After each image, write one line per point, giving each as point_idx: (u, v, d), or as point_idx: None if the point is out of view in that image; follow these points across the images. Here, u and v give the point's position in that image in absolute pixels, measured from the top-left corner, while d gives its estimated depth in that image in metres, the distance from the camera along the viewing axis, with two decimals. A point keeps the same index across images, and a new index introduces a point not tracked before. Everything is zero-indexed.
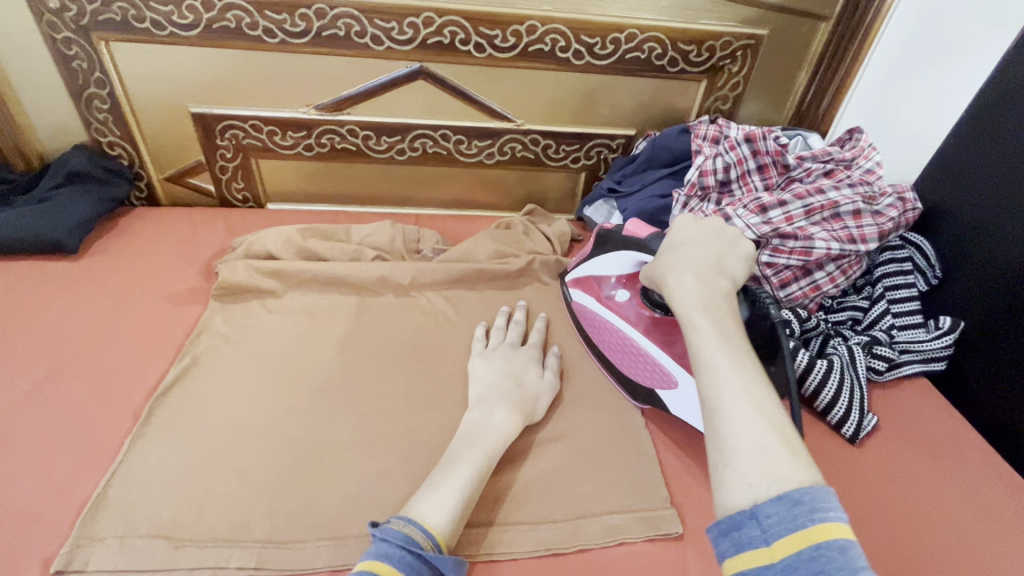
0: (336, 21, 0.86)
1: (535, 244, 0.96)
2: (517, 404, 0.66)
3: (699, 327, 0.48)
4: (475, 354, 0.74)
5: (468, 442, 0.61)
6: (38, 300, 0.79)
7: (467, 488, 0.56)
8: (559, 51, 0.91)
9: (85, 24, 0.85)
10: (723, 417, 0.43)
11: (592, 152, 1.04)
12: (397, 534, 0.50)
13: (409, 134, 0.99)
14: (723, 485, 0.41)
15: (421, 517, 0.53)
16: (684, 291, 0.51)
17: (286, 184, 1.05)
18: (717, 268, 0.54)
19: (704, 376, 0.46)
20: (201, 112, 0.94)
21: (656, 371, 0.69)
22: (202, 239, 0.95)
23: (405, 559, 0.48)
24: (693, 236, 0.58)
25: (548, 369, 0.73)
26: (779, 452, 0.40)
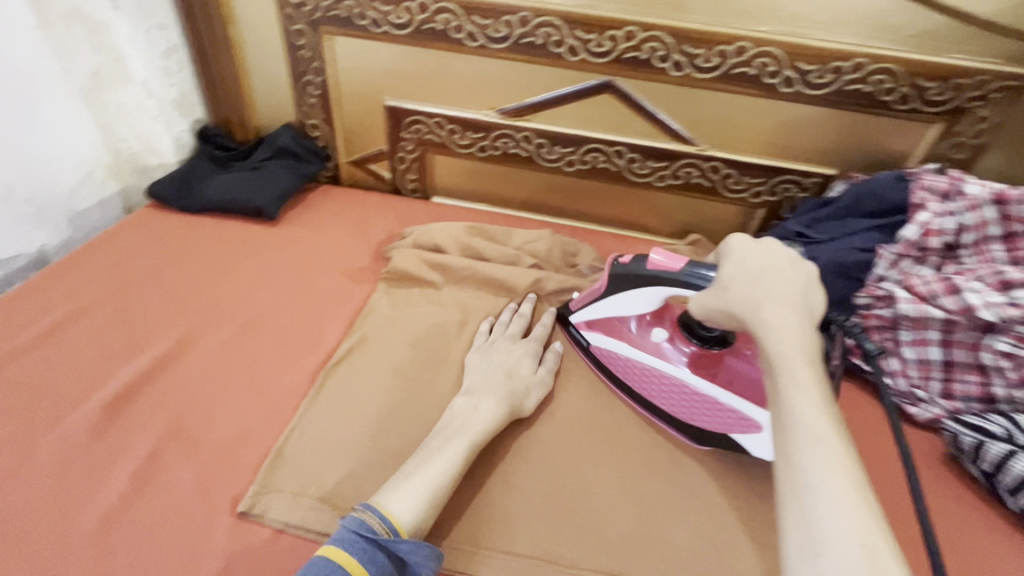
0: (537, 29, 0.86)
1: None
2: (502, 395, 0.65)
3: (799, 384, 0.46)
4: (474, 348, 0.74)
5: (453, 429, 0.61)
6: (241, 257, 0.90)
7: (440, 481, 0.55)
8: (767, 76, 0.83)
9: (317, 18, 0.94)
10: (823, 494, 0.40)
11: (778, 188, 0.94)
12: (353, 520, 0.50)
13: (583, 146, 0.97)
14: (796, 553, 0.39)
15: (381, 504, 0.52)
16: (780, 338, 0.49)
17: (455, 180, 1.09)
18: (803, 314, 0.52)
19: (803, 442, 0.43)
20: (394, 104, 1.00)
21: (716, 409, 0.67)
22: (376, 222, 1.01)
23: (359, 544, 0.48)
24: (765, 264, 0.56)
25: (543, 366, 0.73)
26: (886, 552, 0.37)
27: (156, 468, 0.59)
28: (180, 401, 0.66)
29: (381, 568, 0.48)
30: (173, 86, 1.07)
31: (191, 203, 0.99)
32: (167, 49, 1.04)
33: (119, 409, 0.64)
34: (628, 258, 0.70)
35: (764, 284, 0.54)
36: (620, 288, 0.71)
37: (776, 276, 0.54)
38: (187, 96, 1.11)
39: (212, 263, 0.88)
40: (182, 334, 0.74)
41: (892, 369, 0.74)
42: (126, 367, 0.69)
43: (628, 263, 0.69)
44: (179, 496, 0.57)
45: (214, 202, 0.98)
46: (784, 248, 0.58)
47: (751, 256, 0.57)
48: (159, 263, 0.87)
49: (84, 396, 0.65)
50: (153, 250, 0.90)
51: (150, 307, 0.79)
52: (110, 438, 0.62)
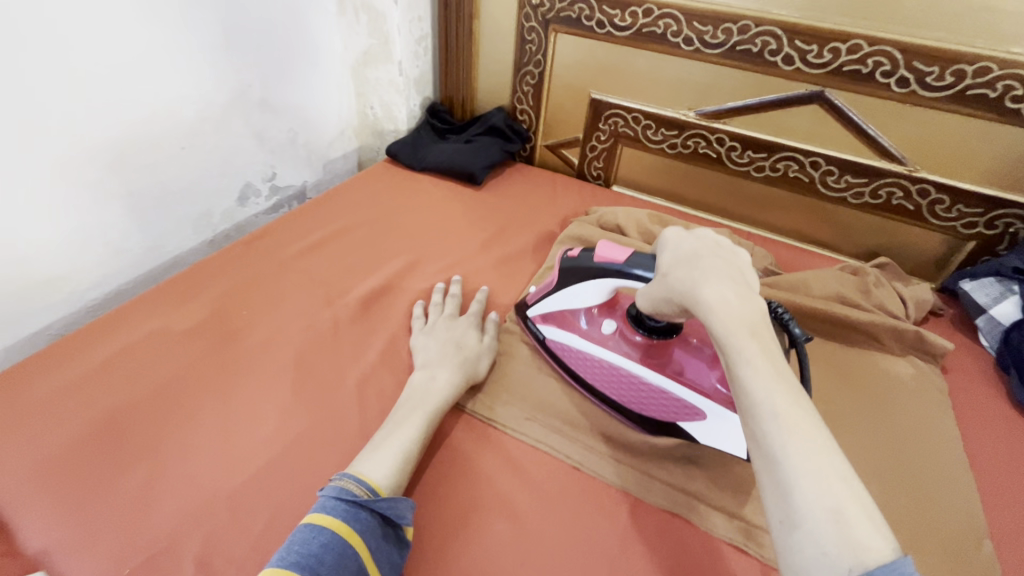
0: (755, 37, 0.91)
1: (884, 302, 0.87)
2: (464, 368, 0.70)
3: (753, 360, 0.39)
4: (416, 330, 0.77)
5: (413, 401, 0.65)
6: (454, 211, 1.08)
7: (409, 445, 0.60)
8: (1010, 100, 0.79)
9: (549, 18, 1.09)
10: (790, 483, 0.35)
11: (997, 222, 0.88)
12: (332, 488, 0.53)
13: (777, 153, 0.99)
14: (796, 562, 0.34)
15: (358, 471, 0.56)
16: (728, 315, 0.42)
17: (638, 173, 1.17)
18: (748, 287, 0.46)
19: (760, 422, 0.37)
20: (598, 98, 1.12)
21: (677, 405, 0.66)
22: (563, 200, 1.14)
23: (339, 507, 0.51)
24: (695, 245, 0.52)
25: (487, 335, 0.77)
26: (862, 525, 0.33)
27: (394, 352, 0.77)
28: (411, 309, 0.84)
29: (364, 520, 0.51)
30: (418, 67, 1.28)
31: (417, 163, 1.20)
32: (422, 36, 1.24)
33: (367, 307, 0.83)
34: (577, 253, 0.71)
35: (698, 260, 0.49)
36: (572, 282, 0.71)
37: (710, 251, 0.50)
38: (425, 76, 1.31)
39: (432, 212, 1.07)
40: (410, 261, 0.93)
41: None
42: (372, 276, 0.89)
43: (575, 256, 0.71)
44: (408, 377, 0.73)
45: (435, 164, 1.18)
46: (712, 237, 0.54)
47: (683, 248, 0.53)
48: (394, 205, 1.08)
49: (344, 293, 0.85)
50: (390, 195, 1.11)
51: (389, 237, 0.99)
52: (364, 324, 0.81)
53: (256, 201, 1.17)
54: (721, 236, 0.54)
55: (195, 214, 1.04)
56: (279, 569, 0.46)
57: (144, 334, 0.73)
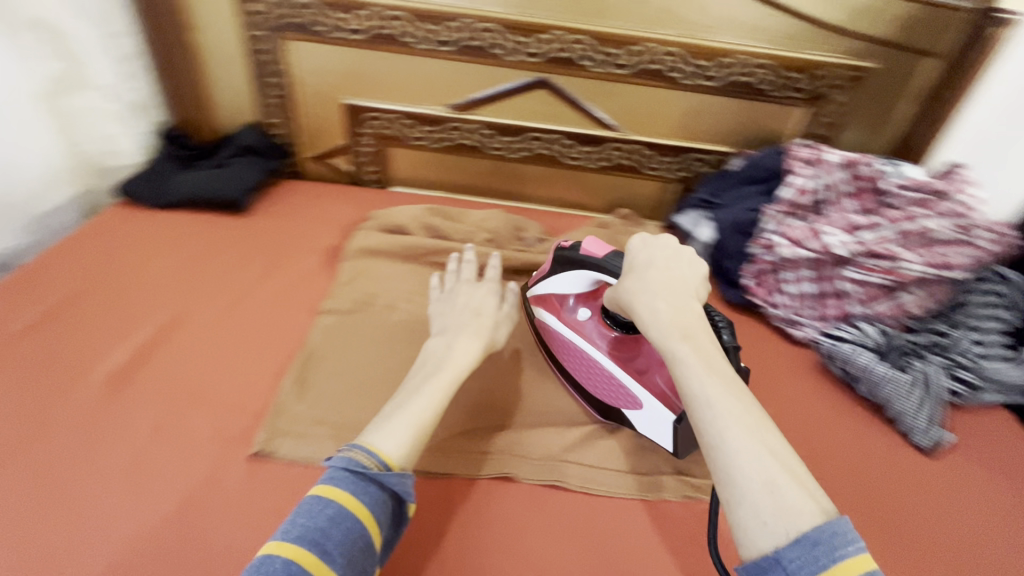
0: (479, 33, 0.99)
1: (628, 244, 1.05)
2: (483, 329, 0.75)
3: (684, 362, 0.55)
4: (435, 299, 0.83)
5: (432, 369, 0.68)
6: (215, 245, 0.98)
7: (431, 407, 0.63)
8: (670, 71, 1.00)
9: (278, 25, 1.03)
10: (731, 461, 0.49)
11: (688, 165, 1.12)
12: (342, 459, 0.56)
13: (524, 134, 1.11)
14: (741, 523, 0.47)
15: (367, 442, 0.58)
16: (661, 327, 0.58)
17: (411, 170, 1.21)
18: (689, 296, 0.61)
19: (701, 410, 0.53)
20: (352, 102, 1.11)
21: (617, 388, 0.73)
22: (340, 211, 1.11)
23: (347, 478, 0.54)
24: (658, 256, 0.65)
25: (506, 303, 0.82)
26: (787, 487, 0.47)
27: (171, 423, 0.68)
28: (180, 369, 0.74)
29: (349, 480, 0.54)
30: (135, 88, 1.11)
31: (161, 199, 1.05)
32: (122, 55, 1.06)
33: (125, 379, 0.72)
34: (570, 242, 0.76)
35: (649, 275, 0.63)
36: (559, 271, 0.77)
37: (665, 266, 0.64)
38: (144, 100, 1.14)
39: (189, 252, 0.95)
40: (170, 314, 0.82)
41: (784, 304, 0.93)
42: (117, 348, 0.76)
43: (568, 246, 0.75)
44: (193, 442, 0.67)
45: (189, 197, 1.05)
46: (671, 241, 0.67)
47: (637, 256, 0.66)
48: (139, 254, 0.93)
49: (91, 370, 0.73)
50: (132, 242, 0.95)
51: (137, 293, 0.85)
52: (121, 405, 0.69)
53: None
54: (683, 245, 0.67)
55: None
56: (291, 544, 0.49)
57: None
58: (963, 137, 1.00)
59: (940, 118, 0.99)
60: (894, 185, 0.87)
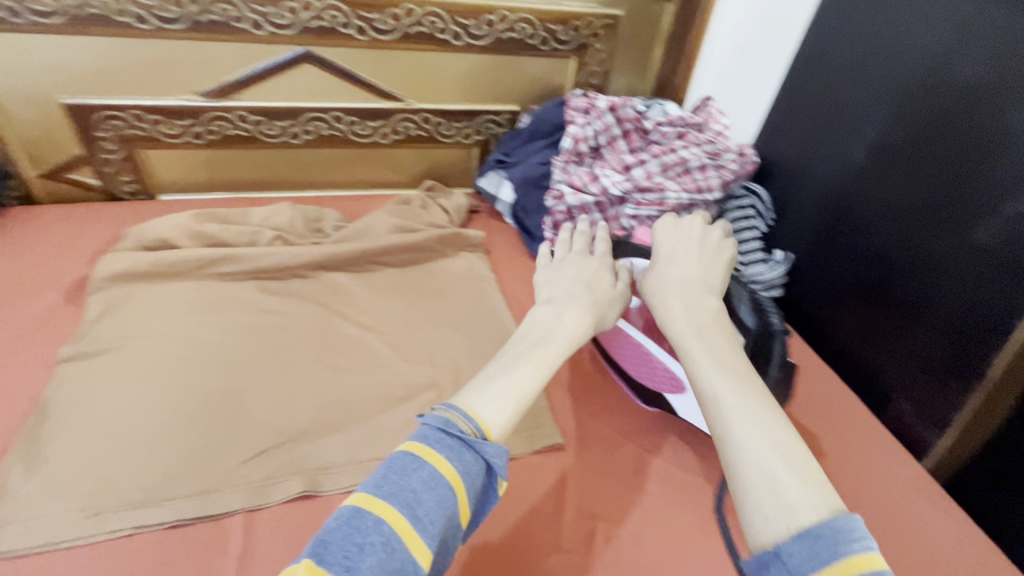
0: (212, 5, 0.87)
1: (432, 220, 1.02)
2: (699, 292, 0.59)
3: (696, 359, 0.52)
4: (542, 268, 0.69)
5: (534, 338, 0.56)
6: None
7: (526, 390, 0.50)
8: (439, 32, 0.96)
9: None
10: (735, 450, 0.45)
11: (483, 127, 1.11)
12: (436, 419, 0.45)
13: (302, 117, 1.01)
14: (744, 518, 0.42)
15: (465, 406, 0.47)
16: (679, 325, 0.56)
17: (179, 175, 1.04)
18: (704, 293, 0.59)
19: (710, 406, 0.48)
20: (76, 103, 0.92)
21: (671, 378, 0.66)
22: (89, 231, 0.93)
23: (445, 441, 0.43)
24: (676, 249, 0.64)
25: (619, 280, 0.67)
26: (787, 481, 0.41)
27: None
28: None
29: (468, 468, 0.42)
30: None
31: None
32: None
33: None
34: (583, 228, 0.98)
35: (662, 271, 0.61)
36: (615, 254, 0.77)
37: (683, 255, 0.63)
38: None
39: None
40: None
41: None
42: None
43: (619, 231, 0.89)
44: None
45: None
46: (693, 228, 0.66)
47: (660, 242, 0.65)
48: None
49: None
50: None
51: None
52: None
53: None
54: (709, 225, 0.67)
55: None
56: (363, 504, 0.39)
57: None
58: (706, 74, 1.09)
59: (688, 57, 1.09)
60: (652, 122, 0.95)
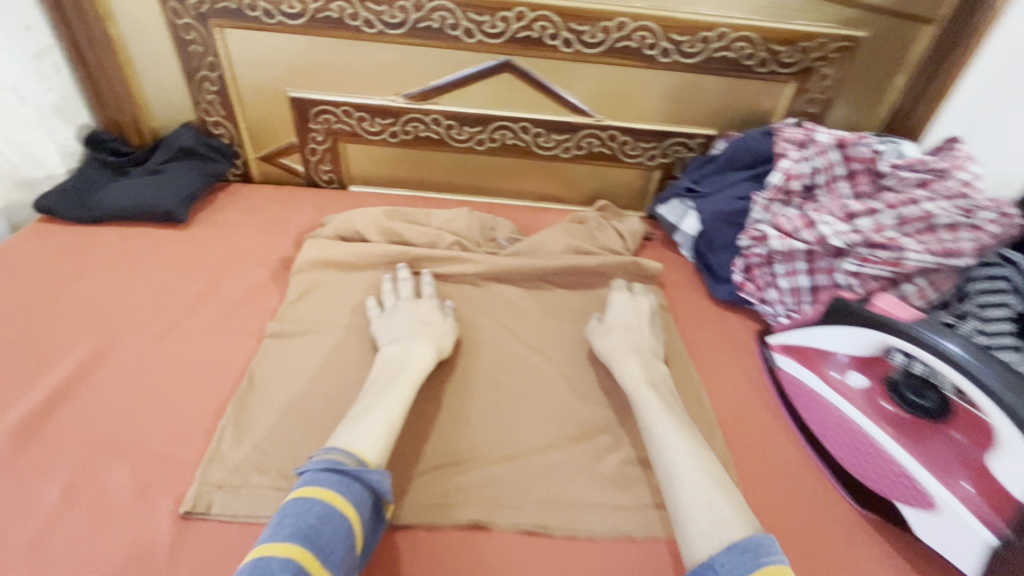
0: (432, 13, 0.89)
1: (605, 244, 0.97)
2: (627, 352, 0.73)
3: (651, 404, 0.64)
4: (375, 318, 0.76)
5: (388, 375, 0.65)
6: (145, 257, 0.89)
7: (393, 413, 0.59)
8: (646, 48, 0.91)
9: (204, 11, 0.91)
10: (677, 475, 0.56)
11: (670, 150, 1.03)
12: (319, 461, 0.53)
13: (490, 125, 1.02)
14: (684, 538, 0.51)
15: (353, 447, 0.54)
16: (636, 380, 0.68)
17: (369, 169, 1.10)
18: (652, 356, 0.74)
19: (657, 445, 0.60)
20: (300, 96, 1.00)
21: (904, 483, 0.60)
22: (293, 214, 1.02)
23: (330, 477, 0.51)
24: (615, 315, 0.80)
25: (447, 317, 0.77)
26: (722, 504, 0.52)
27: (94, 479, 0.59)
28: (72, 415, 0.64)
29: (359, 495, 0.51)
30: (51, 91, 0.98)
31: (90, 214, 0.94)
32: (37, 50, 0.94)
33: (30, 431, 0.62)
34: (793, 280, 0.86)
35: (611, 339, 0.75)
36: (833, 321, 0.69)
37: (636, 317, 0.79)
38: (68, 99, 1.02)
39: (96, 261, 0.87)
40: (96, 343, 0.72)
41: (770, 297, 0.85)
42: None
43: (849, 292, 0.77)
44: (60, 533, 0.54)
45: (116, 209, 0.94)
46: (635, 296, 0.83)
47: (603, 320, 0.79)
48: (37, 260, 0.86)
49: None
50: (30, 243, 0.89)
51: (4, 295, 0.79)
52: None
53: None
54: (633, 286, 0.87)
55: None
56: (280, 543, 0.45)
57: None
58: (959, 112, 0.91)
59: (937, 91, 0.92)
60: (890, 166, 0.80)
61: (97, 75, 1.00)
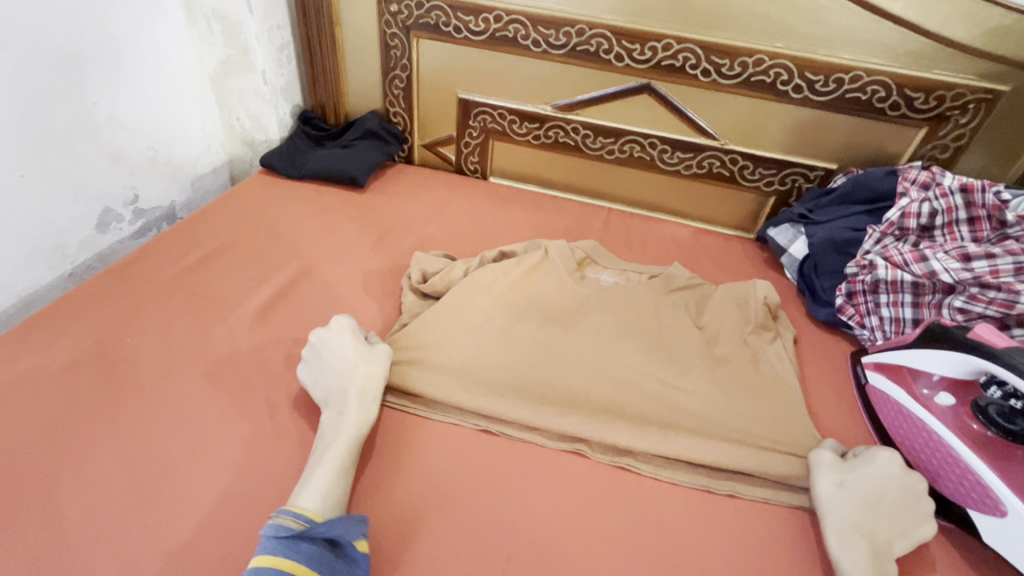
0: (591, 39, 1.05)
1: (774, 365, 0.83)
2: (869, 521, 0.61)
3: None
4: (305, 363, 0.75)
5: (324, 446, 0.65)
6: (335, 211, 1.13)
7: (339, 462, 0.63)
8: (780, 83, 1.00)
9: (409, 24, 1.15)
10: None
11: (787, 179, 1.11)
12: (272, 527, 0.55)
13: (622, 137, 1.15)
14: None
15: (295, 505, 0.58)
16: (857, 563, 0.57)
17: (509, 164, 1.28)
18: (886, 545, 0.60)
19: None
20: (467, 98, 1.21)
21: (977, 492, 0.63)
22: (445, 195, 1.23)
23: (278, 543, 0.54)
24: (876, 486, 0.64)
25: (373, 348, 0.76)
26: None
27: None
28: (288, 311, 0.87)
29: (309, 554, 0.54)
30: (283, 75, 1.27)
31: (296, 171, 1.21)
32: (282, 44, 1.24)
33: (261, 319, 0.86)
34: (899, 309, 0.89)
35: (853, 509, 0.62)
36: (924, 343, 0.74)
37: (890, 492, 0.64)
38: (291, 83, 1.31)
39: (301, 209, 1.13)
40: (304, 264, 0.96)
41: (871, 324, 0.89)
42: (193, 252, 0.98)
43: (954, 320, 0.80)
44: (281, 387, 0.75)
45: (315, 171, 1.19)
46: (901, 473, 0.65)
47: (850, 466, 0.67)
48: (263, 202, 1.13)
49: (237, 306, 0.88)
50: (257, 189, 1.17)
51: (243, 223, 1.06)
52: (185, 306, 0.87)
53: (118, 227, 1.12)
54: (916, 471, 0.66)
55: (47, 248, 0.99)
56: None
57: (88, 345, 0.79)
58: None
59: None
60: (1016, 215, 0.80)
61: (317, 65, 1.26)
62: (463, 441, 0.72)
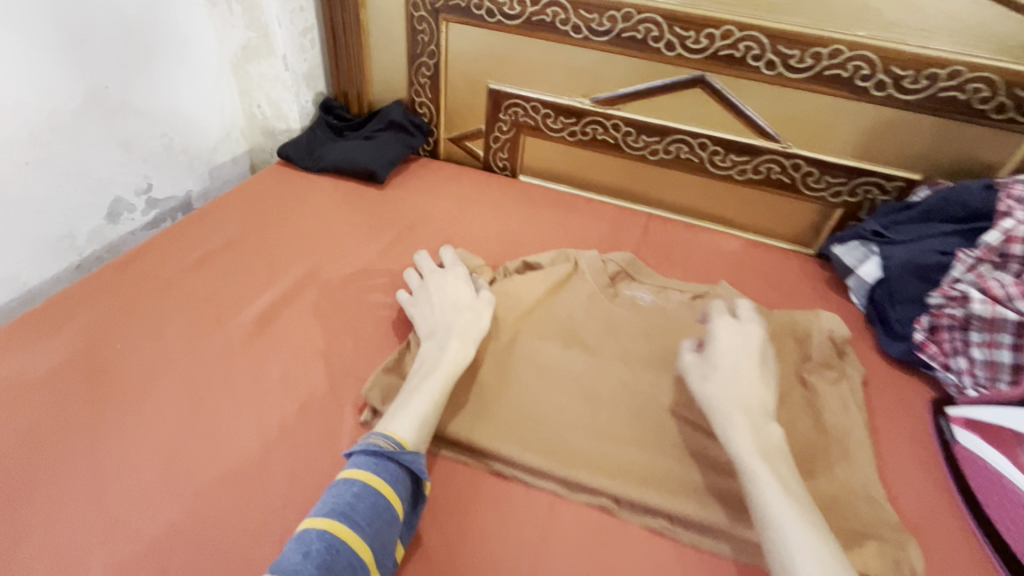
0: (639, 24, 0.94)
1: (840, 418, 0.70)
2: (783, 483, 0.53)
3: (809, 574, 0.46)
4: (409, 303, 0.76)
5: (426, 370, 0.64)
6: (351, 208, 1.06)
7: (440, 392, 0.62)
8: (858, 79, 0.86)
9: (438, 6, 1.06)
10: None
11: (859, 189, 0.97)
12: (365, 443, 0.55)
13: (668, 136, 1.03)
14: None
15: (387, 428, 0.58)
16: (785, 540, 0.48)
17: (541, 162, 1.18)
18: (810, 505, 0.52)
19: None
20: (497, 88, 1.11)
21: None
22: (470, 193, 1.14)
23: (368, 459, 0.54)
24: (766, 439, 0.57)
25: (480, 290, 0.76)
26: None
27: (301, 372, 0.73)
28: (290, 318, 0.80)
29: (394, 473, 0.54)
30: (305, 61, 1.19)
31: (314, 163, 1.14)
32: (305, 27, 1.16)
33: (261, 327, 0.79)
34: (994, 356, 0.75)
35: (762, 476, 0.53)
36: None
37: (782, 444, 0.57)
38: (314, 70, 1.23)
39: (315, 204, 1.06)
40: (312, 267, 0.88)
41: (958, 366, 0.76)
42: (200, 249, 0.92)
43: None
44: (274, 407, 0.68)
45: (334, 164, 1.12)
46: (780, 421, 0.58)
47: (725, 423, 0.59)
48: (276, 196, 1.06)
49: (238, 311, 0.81)
50: (272, 181, 1.11)
51: (254, 219, 1.00)
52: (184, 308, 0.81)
53: (131, 217, 1.08)
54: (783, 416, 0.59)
55: (54, 237, 0.95)
56: (322, 520, 0.49)
57: (78, 347, 0.74)
58: None
59: None
60: None
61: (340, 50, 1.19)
62: (471, 483, 0.63)
